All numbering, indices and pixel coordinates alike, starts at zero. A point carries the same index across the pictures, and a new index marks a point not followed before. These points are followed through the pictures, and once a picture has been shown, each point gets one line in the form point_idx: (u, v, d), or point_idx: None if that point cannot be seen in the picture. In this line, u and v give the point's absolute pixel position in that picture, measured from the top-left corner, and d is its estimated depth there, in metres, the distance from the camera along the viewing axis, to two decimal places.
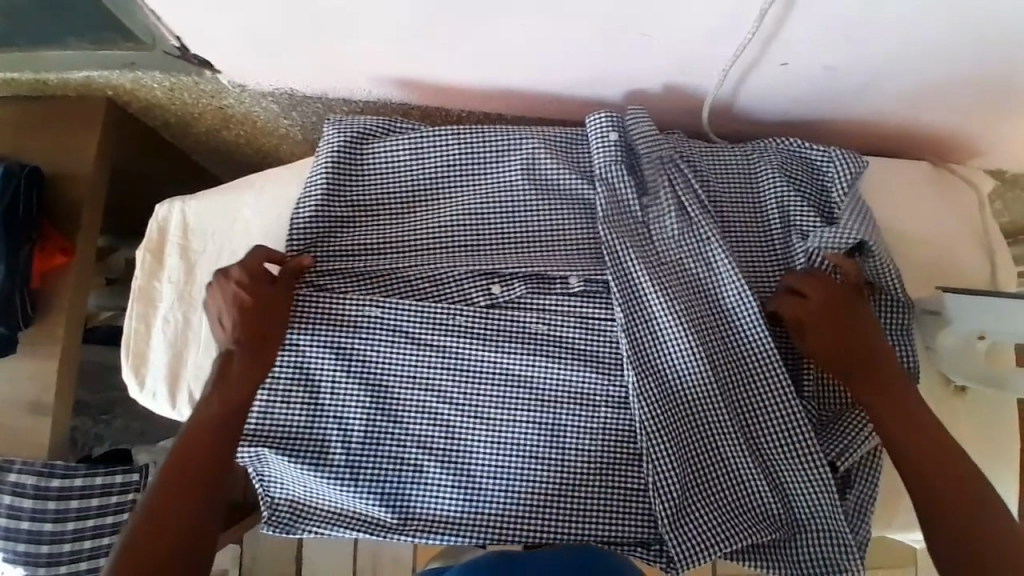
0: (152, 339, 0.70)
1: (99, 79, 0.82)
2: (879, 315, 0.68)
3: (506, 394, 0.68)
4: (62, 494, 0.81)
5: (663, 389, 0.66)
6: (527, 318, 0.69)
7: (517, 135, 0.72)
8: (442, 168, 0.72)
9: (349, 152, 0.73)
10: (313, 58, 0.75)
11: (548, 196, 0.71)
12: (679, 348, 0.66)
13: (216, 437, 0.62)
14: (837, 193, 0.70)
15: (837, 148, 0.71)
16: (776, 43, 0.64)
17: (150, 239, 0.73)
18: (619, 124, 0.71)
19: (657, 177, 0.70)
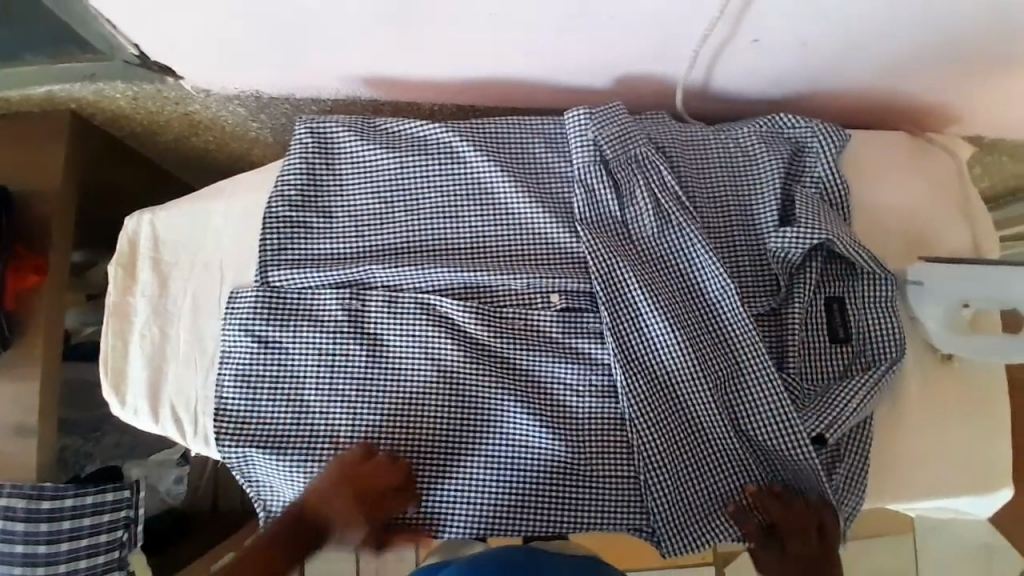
0: (130, 354, 0.68)
1: (61, 93, 0.80)
2: (860, 289, 0.69)
3: (501, 396, 0.67)
4: (53, 515, 0.78)
5: (655, 379, 0.66)
6: (518, 317, 0.69)
7: (494, 136, 0.72)
8: (423, 170, 0.71)
9: (325, 159, 0.72)
10: (277, 60, 0.73)
11: (528, 197, 0.70)
12: (665, 341, 0.66)
13: None
14: (823, 171, 0.70)
15: (820, 120, 0.71)
16: (746, 21, 0.64)
17: (121, 254, 0.71)
18: (594, 122, 0.70)
19: (630, 180, 0.70)
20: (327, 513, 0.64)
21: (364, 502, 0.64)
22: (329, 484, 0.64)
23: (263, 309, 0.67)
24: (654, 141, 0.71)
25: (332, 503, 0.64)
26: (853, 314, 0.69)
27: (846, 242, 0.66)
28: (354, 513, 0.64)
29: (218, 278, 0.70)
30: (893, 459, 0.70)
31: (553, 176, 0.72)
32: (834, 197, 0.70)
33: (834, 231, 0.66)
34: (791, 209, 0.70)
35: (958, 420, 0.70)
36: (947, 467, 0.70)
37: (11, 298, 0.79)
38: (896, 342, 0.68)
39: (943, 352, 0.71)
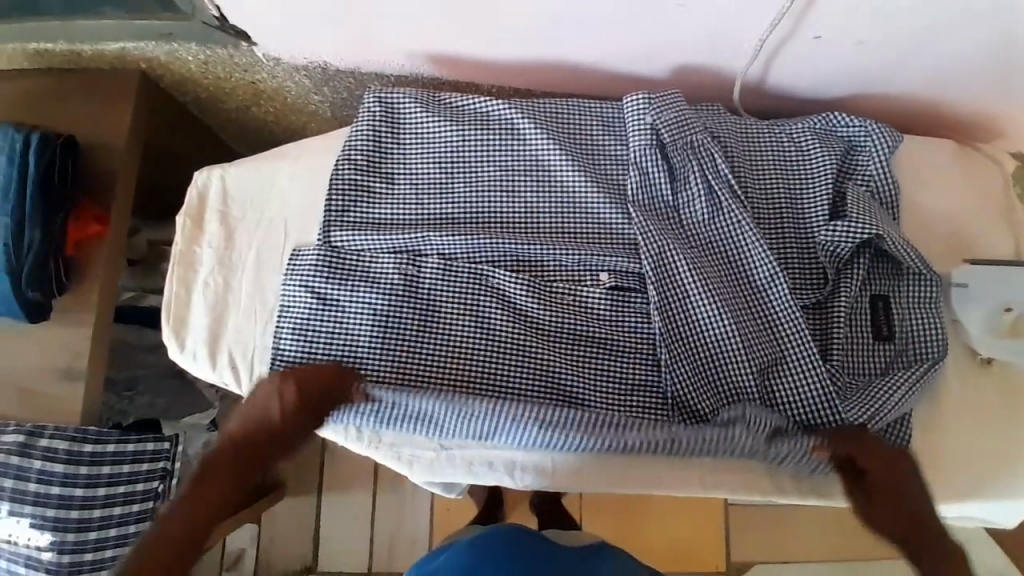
0: (192, 303, 0.70)
1: (134, 51, 0.83)
2: (904, 288, 0.71)
3: (549, 370, 0.68)
4: (95, 460, 0.81)
5: (703, 363, 0.67)
6: (568, 293, 0.71)
7: (552, 116, 0.74)
8: (485, 143, 0.73)
9: (390, 128, 0.74)
10: (349, 31, 0.76)
11: (584, 175, 0.72)
12: (712, 322, 0.67)
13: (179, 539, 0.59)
14: (873, 170, 0.72)
15: (874, 121, 0.73)
16: (810, 16, 0.66)
17: (190, 207, 0.73)
18: (653, 107, 0.72)
19: (685, 166, 0.72)
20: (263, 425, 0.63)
21: (302, 400, 0.64)
22: (265, 392, 0.64)
23: (323, 265, 0.70)
24: (710, 129, 0.73)
25: (267, 411, 0.63)
26: (895, 313, 0.70)
27: (894, 239, 0.68)
28: (289, 421, 0.63)
29: (282, 234, 0.72)
30: (929, 458, 0.70)
31: (608, 158, 0.74)
32: (883, 197, 0.72)
33: (883, 228, 0.68)
34: (842, 204, 0.72)
35: (996, 425, 0.71)
36: (981, 472, 0.70)
37: (72, 245, 0.81)
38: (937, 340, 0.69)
39: (982, 357, 0.72)
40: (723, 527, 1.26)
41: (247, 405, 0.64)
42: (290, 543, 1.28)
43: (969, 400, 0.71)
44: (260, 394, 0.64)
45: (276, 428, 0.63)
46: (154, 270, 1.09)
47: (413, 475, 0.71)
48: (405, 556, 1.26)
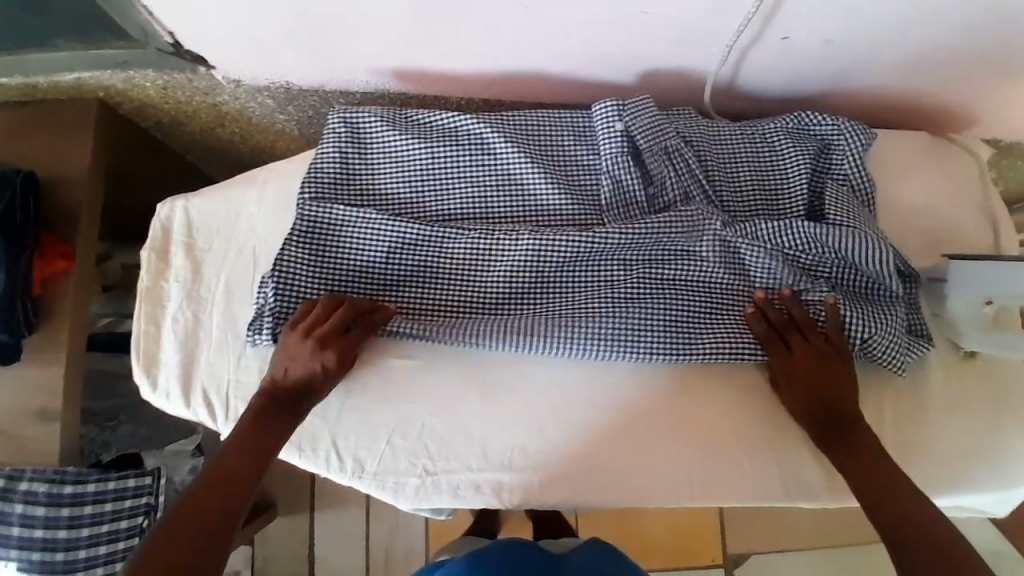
0: (162, 340, 0.68)
1: (91, 81, 0.81)
2: (887, 285, 0.69)
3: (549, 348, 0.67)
4: (76, 500, 0.79)
5: (698, 330, 0.68)
6: (552, 289, 0.70)
7: (519, 125, 0.73)
8: (452, 156, 0.72)
9: (356, 148, 0.72)
10: (310, 51, 0.74)
11: (556, 181, 0.71)
12: (692, 315, 0.68)
13: (254, 442, 0.62)
14: (847, 166, 0.72)
15: (845, 118, 0.72)
16: (778, 17, 0.65)
17: (155, 239, 0.71)
18: (625, 113, 0.71)
19: (660, 170, 0.70)
20: (305, 375, 0.64)
21: (331, 343, 0.64)
22: (295, 344, 0.64)
23: (299, 288, 0.68)
24: (683, 135, 0.72)
25: (303, 363, 0.64)
26: (898, 288, 0.69)
27: (874, 235, 0.68)
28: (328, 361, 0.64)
29: (252, 266, 0.70)
30: (918, 456, 0.70)
31: (579, 165, 0.73)
32: (859, 194, 0.72)
33: (861, 227, 0.68)
34: (817, 206, 0.72)
35: (980, 415, 0.71)
36: (967, 463, 0.70)
37: (38, 283, 0.79)
38: (922, 327, 0.70)
39: (965, 350, 0.72)
40: (719, 521, 1.26)
41: (283, 355, 0.64)
42: (286, 561, 1.27)
43: (954, 393, 0.71)
44: (288, 352, 0.64)
45: (317, 374, 0.64)
46: (131, 295, 1.07)
47: (400, 503, 0.68)
48: (403, 567, 1.25)
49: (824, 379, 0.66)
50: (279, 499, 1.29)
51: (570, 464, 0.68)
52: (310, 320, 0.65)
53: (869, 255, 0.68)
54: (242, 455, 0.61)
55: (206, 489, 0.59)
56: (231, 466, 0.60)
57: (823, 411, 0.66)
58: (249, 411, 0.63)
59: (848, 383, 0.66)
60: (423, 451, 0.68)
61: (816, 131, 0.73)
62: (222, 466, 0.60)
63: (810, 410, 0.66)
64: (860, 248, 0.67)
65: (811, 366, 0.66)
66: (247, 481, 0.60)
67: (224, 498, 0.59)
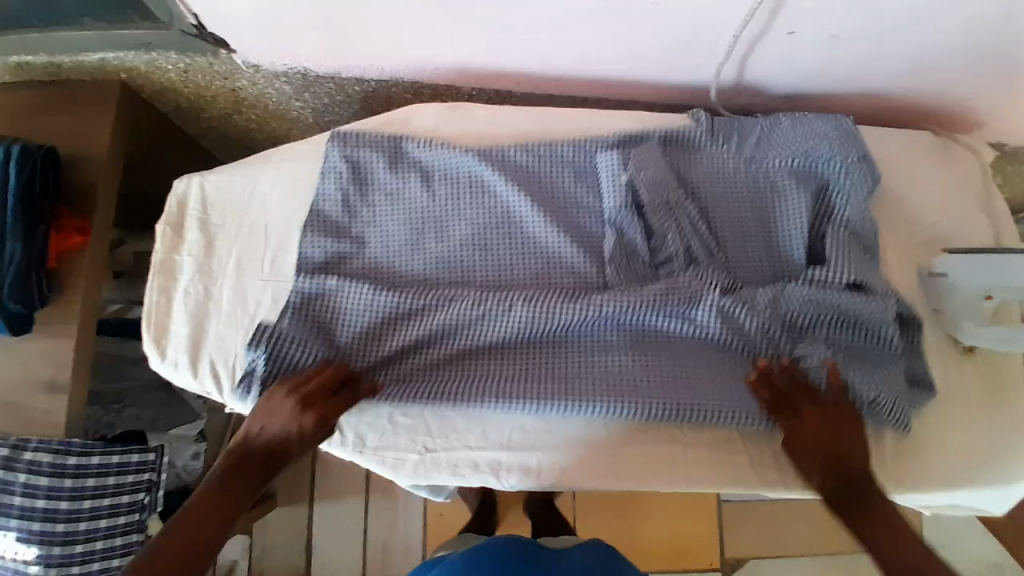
0: (173, 312, 0.70)
1: (114, 62, 0.83)
2: (891, 335, 0.68)
3: (548, 398, 0.67)
4: (80, 471, 0.79)
5: (697, 386, 0.67)
6: (551, 335, 0.69)
7: (523, 170, 0.73)
8: (454, 199, 0.72)
9: (360, 188, 0.73)
10: (328, 38, 0.76)
11: (558, 231, 0.71)
12: (691, 371, 0.68)
13: (238, 479, 0.61)
14: (850, 208, 0.70)
15: (855, 153, 0.71)
16: (782, 13, 0.66)
17: (170, 214, 0.73)
18: (629, 164, 0.71)
19: (662, 221, 0.70)
20: (284, 435, 0.62)
21: (315, 403, 0.63)
22: (278, 400, 0.63)
23: (289, 333, 0.67)
24: (683, 180, 0.72)
25: (285, 422, 0.63)
26: (898, 339, 0.68)
27: (875, 282, 0.68)
28: (307, 423, 0.63)
29: (264, 241, 0.71)
30: (917, 450, 0.70)
31: (582, 213, 0.73)
32: (863, 240, 0.71)
33: (864, 274, 0.68)
34: (819, 249, 0.71)
35: (979, 410, 0.72)
36: (967, 458, 0.71)
37: (53, 256, 0.81)
38: (923, 376, 0.70)
39: (964, 345, 0.72)
40: (718, 525, 1.26)
41: (260, 414, 0.63)
42: (284, 553, 1.27)
43: (953, 388, 0.72)
44: (268, 411, 0.63)
45: (295, 436, 0.62)
46: (139, 282, 1.08)
47: (399, 479, 0.69)
48: (401, 562, 1.25)
49: (830, 442, 0.63)
50: (278, 490, 1.29)
51: (573, 449, 0.69)
52: (300, 378, 0.64)
53: (873, 307, 0.67)
54: (225, 492, 0.60)
55: (182, 523, 0.58)
56: (215, 500, 0.60)
57: (834, 473, 0.62)
58: (236, 448, 0.63)
59: (858, 443, 0.63)
60: (424, 428, 0.69)
61: (819, 180, 0.72)
62: (202, 500, 0.59)
63: (820, 473, 0.62)
64: (862, 296, 0.67)
65: (815, 428, 0.63)
66: (227, 519, 0.59)
67: (202, 533, 0.58)
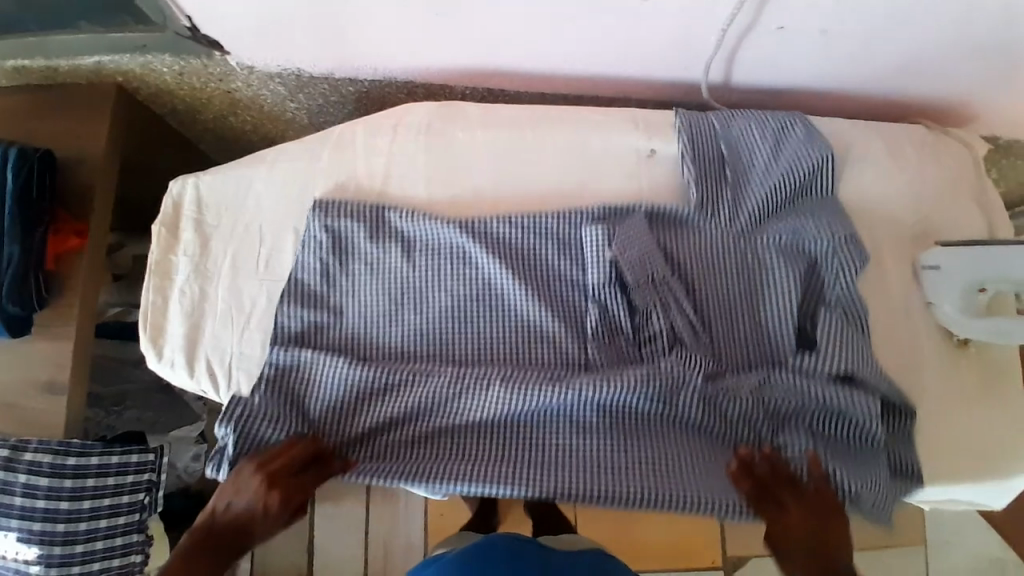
0: (169, 312, 0.69)
1: (110, 65, 0.84)
2: (878, 432, 0.66)
3: (522, 480, 0.64)
4: (79, 472, 0.80)
5: (679, 472, 0.65)
6: (528, 418, 0.67)
7: (507, 238, 0.71)
8: (434, 271, 0.70)
9: (338, 257, 0.70)
10: (321, 39, 0.77)
11: (540, 306, 0.69)
12: (673, 455, 0.66)
13: (208, 548, 0.63)
14: (839, 287, 0.69)
15: (842, 234, 0.70)
16: (770, 8, 0.67)
17: (165, 215, 0.72)
18: (614, 240, 0.69)
19: (646, 299, 0.69)
20: (250, 513, 0.63)
21: (280, 482, 0.63)
22: (246, 477, 0.63)
23: (265, 408, 0.66)
24: (668, 252, 0.71)
25: (252, 500, 0.63)
26: (882, 437, 0.66)
27: (866, 375, 0.66)
28: (273, 502, 0.63)
29: (259, 241, 0.71)
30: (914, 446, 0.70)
31: (565, 284, 0.71)
32: (857, 323, 0.69)
33: (853, 364, 0.66)
34: (808, 330, 0.70)
35: (974, 403, 0.71)
36: (961, 453, 0.70)
37: (51, 258, 0.81)
38: (905, 462, 0.69)
39: (959, 338, 0.72)
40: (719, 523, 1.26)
41: (226, 491, 0.63)
42: (285, 554, 1.27)
43: (949, 381, 0.72)
44: (236, 485, 0.63)
45: (261, 514, 0.63)
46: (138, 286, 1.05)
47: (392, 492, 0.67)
48: (402, 562, 1.25)
49: (803, 529, 0.62)
50: None
51: None
52: (267, 454, 0.64)
53: (855, 402, 0.66)
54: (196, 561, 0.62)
55: None
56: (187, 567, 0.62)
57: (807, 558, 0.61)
58: (209, 513, 0.65)
59: (833, 529, 0.62)
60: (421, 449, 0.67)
61: (807, 253, 0.70)
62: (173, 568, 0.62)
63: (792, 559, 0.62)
64: (847, 391, 0.66)
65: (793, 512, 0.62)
66: None
67: None
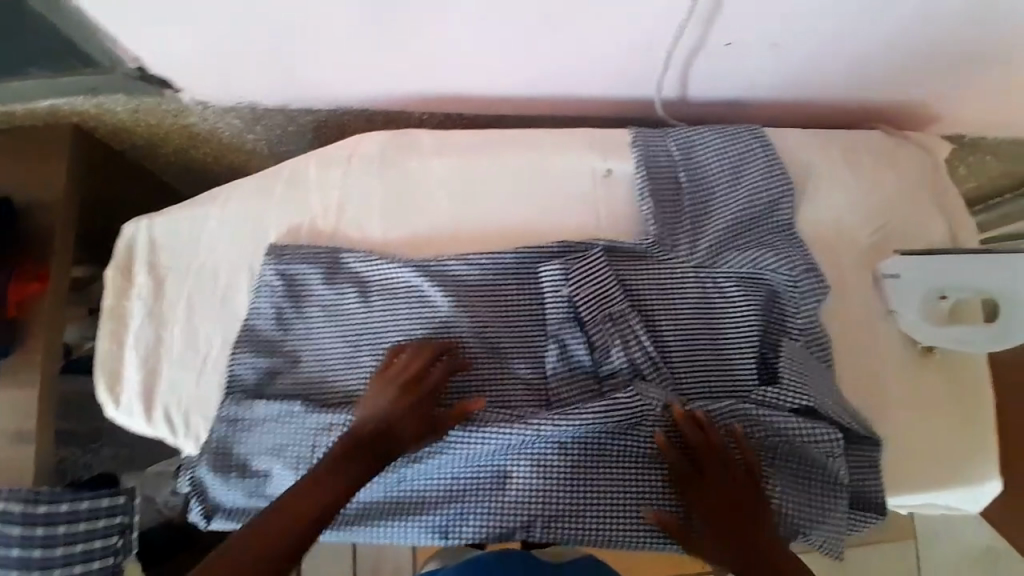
0: (125, 357, 0.69)
1: (64, 106, 0.83)
2: (840, 467, 0.66)
3: (487, 520, 0.66)
4: (50, 519, 0.79)
5: (632, 510, 0.66)
6: (491, 460, 0.67)
7: (464, 277, 0.70)
8: (391, 311, 0.69)
9: (293, 302, 0.69)
10: (271, 73, 0.76)
11: (500, 347, 0.69)
12: (628, 492, 0.67)
13: (324, 485, 0.56)
14: (797, 315, 0.70)
15: (801, 264, 0.70)
16: (715, 26, 0.66)
17: (118, 259, 0.71)
18: (571, 280, 0.69)
19: (603, 336, 0.69)
20: (392, 422, 0.61)
21: (412, 386, 0.63)
22: (376, 388, 0.62)
23: (221, 463, 0.66)
24: (627, 285, 0.71)
25: (394, 408, 0.61)
26: (842, 472, 0.67)
27: (825, 407, 0.67)
28: (420, 408, 0.62)
29: (212, 281, 0.70)
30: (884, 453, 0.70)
31: (526, 320, 0.70)
32: (815, 353, 0.70)
33: (814, 397, 0.66)
34: (770, 360, 0.70)
35: (941, 410, 0.71)
36: (930, 460, 0.70)
37: (13, 305, 0.81)
38: (870, 500, 0.69)
39: (924, 345, 0.72)
40: None
41: (360, 404, 0.62)
42: None
43: (916, 388, 0.71)
44: (368, 400, 0.61)
45: (410, 415, 0.62)
46: None
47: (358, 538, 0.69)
48: None
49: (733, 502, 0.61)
50: None
51: None
52: (398, 358, 0.65)
53: (817, 436, 0.66)
54: (305, 502, 0.55)
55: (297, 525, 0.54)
56: (293, 510, 0.55)
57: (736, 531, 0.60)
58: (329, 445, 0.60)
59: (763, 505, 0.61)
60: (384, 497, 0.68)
61: (765, 282, 0.71)
62: (295, 503, 0.55)
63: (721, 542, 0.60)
64: (809, 425, 0.66)
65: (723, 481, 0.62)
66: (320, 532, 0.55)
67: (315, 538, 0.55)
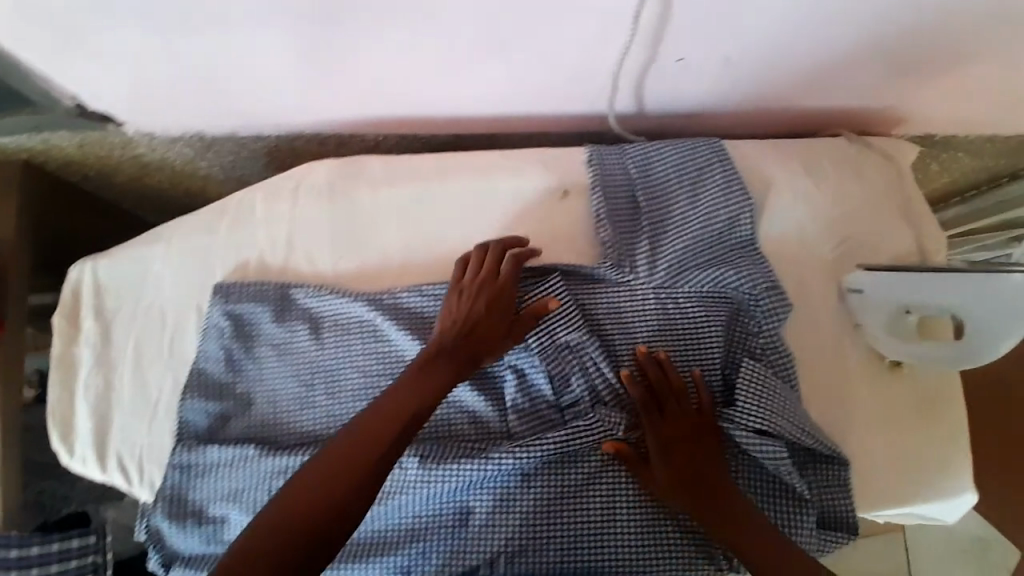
0: (75, 404, 0.68)
1: (10, 145, 0.81)
2: (801, 485, 0.65)
3: (451, 558, 0.64)
4: (21, 563, 0.77)
5: (596, 542, 0.64)
6: (451, 496, 0.65)
7: (416, 308, 0.68)
8: (342, 346, 0.67)
9: (243, 343, 0.68)
10: (214, 103, 0.74)
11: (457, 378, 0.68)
12: (590, 524, 0.65)
13: (406, 398, 0.58)
14: (760, 333, 0.68)
15: (761, 281, 0.68)
16: (662, 44, 0.64)
17: (64, 304, 0.70)
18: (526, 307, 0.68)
19: (560, 364, 0.68)
20: (471, 322, 0.63)
21: (496, 287, 0.65)
22: (452, 299, 0.65)
23: (176, 509, 0.65)
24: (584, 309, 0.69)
25: (472, 309, 0.64)
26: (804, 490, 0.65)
27: (788, 427, 0.65)
28: (495, 308, 0.64)
29: (160, 324, 0.69)
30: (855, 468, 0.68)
31: None
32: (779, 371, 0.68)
33: (775, 418, 0.65)
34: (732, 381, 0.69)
35: (912, 424, 0.70)
36: (902, 475, 0.69)
37: None
38: (840, 520, 0.67)
39: (892, 359, 0.70)
40: None
41: (446, 309, 0.64)
42: None
43: (886, 403, 0.70)
44: (451, 305, 0.64)
45: (487, 314, 0.64)
46: None
47: None
48: None
49: (690, 436, 0.63)
50: None
51: None
52: (473, 267, 0.66)
53: (778, 457, 0.65)
54: (398, 409, 0.58)
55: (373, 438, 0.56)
56: (377, 421, 0.57)
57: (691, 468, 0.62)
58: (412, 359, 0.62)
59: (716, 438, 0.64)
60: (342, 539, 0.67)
61: (726, 300, 0.69)
62: (375, 418, 0.57)
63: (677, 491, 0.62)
64: (772, 446, 0.65)
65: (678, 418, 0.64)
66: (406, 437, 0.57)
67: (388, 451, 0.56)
